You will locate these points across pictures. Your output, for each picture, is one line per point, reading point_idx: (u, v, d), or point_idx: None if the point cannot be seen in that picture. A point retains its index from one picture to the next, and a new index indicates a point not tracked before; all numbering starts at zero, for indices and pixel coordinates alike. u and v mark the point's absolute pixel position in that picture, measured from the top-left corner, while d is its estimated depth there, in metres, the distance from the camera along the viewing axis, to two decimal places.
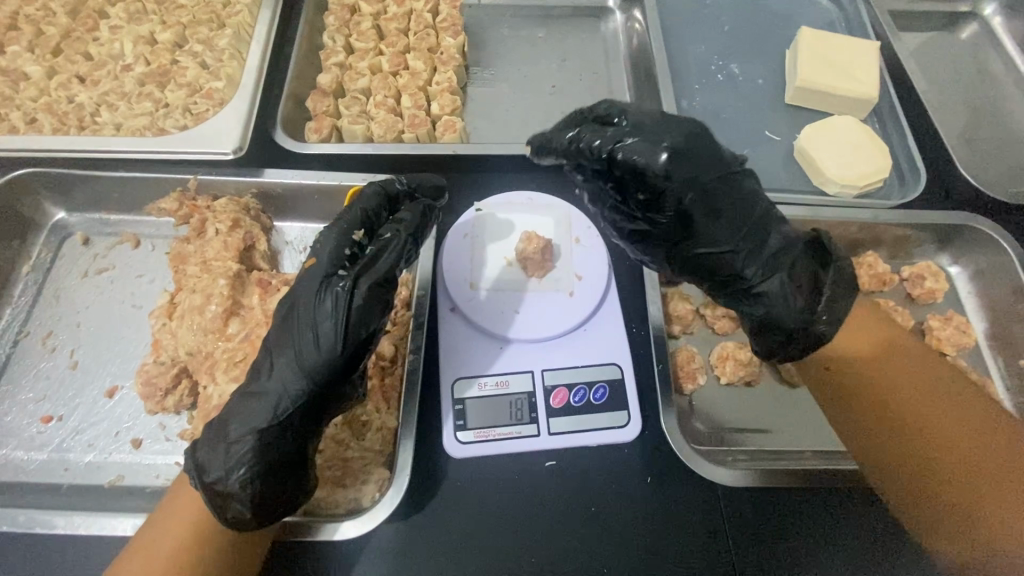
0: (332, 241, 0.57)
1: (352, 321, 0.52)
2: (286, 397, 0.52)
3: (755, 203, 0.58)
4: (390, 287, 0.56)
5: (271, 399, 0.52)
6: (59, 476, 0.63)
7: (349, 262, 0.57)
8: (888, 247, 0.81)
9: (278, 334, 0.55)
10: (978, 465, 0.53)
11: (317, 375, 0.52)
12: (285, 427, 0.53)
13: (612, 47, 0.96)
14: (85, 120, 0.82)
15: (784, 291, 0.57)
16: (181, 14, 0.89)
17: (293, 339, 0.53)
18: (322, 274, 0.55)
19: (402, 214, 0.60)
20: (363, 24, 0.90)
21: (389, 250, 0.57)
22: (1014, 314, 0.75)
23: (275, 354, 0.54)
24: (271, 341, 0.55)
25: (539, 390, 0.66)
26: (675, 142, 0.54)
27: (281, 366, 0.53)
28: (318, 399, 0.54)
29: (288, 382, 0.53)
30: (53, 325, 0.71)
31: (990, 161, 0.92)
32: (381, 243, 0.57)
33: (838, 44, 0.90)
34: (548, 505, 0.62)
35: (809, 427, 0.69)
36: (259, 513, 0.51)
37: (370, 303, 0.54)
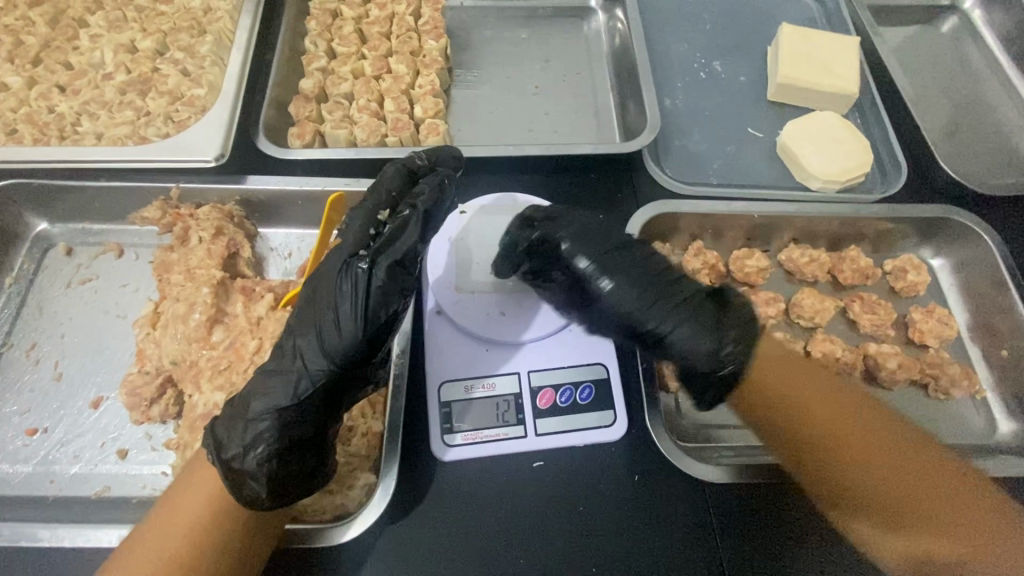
0: (356, 224, 0.57)
1: (370, 301, 0.51)
2: (307, 377, 0.52)
3: (653, 264, 0.66)
4: (409, 267, 0.53)
5: (291, 378, 0.52)
6: (45, 488, 0.63)
7: (369, 242, 0.55)
8: (871, 241, 0.82)
9: (303, 313, 0.54)
10: (921, 488, 0.58)
11: (338, 357, 0.51)
12: (308, 405, 0.52)
13: (595, 47, 0.97)
14: (66, 129, 0.81)
15: (694, 334, 0.62)
16: (162, 21, 0.89)
17: (317, 317, 0.53)
18: (347, 255, 0.55)
19: (421, 189, 0.58)
20: (345, 28, 0.90)
21: (407, 228, 0.54)
22: (996, 306, 0.76)
23: (300, 330, 0.53)
24: (298, 320, 0.54)
25: (526, 391, 0.66)
26: (573, 227, 0.67)
27: (305, 343, 0.52)
28: (342, 378, 0.52)
29: (309, 361, 0.52)
30: (37, 337, 0.71)
31: (971, 154, 0.93)
32: (399, 220, 0.55)
33: (818, 40, 0.91)
34: (537, 505, 0.62)
35: None
36: (274, 492, 0.51)
37: (388, 281, 0.52)
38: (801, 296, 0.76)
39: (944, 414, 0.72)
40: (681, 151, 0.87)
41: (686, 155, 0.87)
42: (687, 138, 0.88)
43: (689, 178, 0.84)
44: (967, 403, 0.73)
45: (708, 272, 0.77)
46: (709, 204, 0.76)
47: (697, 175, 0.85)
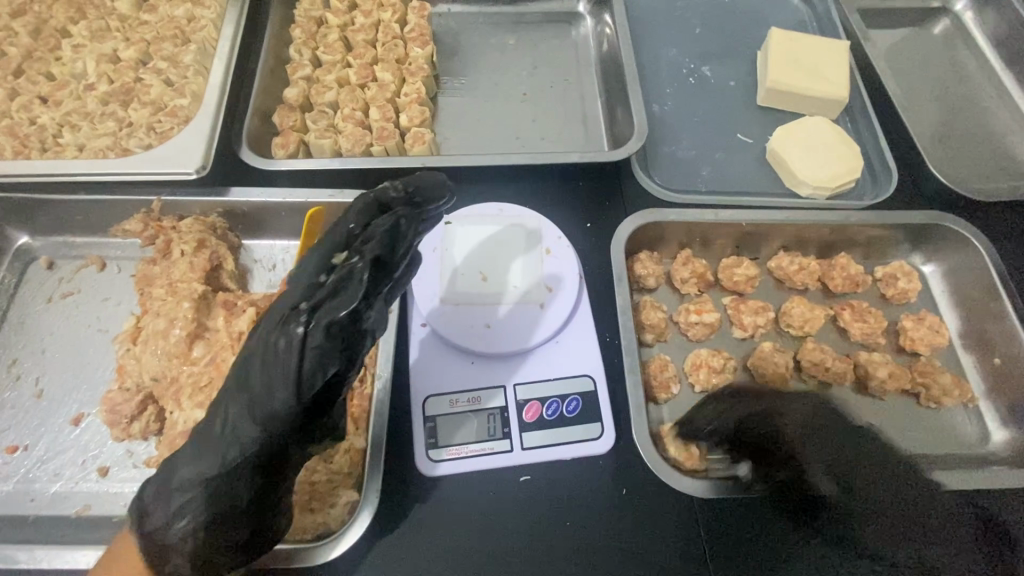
0: (306, 265, 0.48)
1: (302, 376, 0.45)
2: (234, 449, 0.48)
3: None
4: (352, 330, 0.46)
5: (218, 447, 0.48)
6: (25, 507, 0.62)
7: (314, 292, 0.47)
8: (861, 248, 0.81)
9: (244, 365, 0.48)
10: None
11: (270, 428, 0.47)
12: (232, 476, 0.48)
13: (583, 53, 0.96)
14: (47, 141, 0.80)
15: None
16: (145, 30, 0.88)
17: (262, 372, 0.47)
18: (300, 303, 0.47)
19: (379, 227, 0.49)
20: (329, 37, 0.89)
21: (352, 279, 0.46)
22: (987, 312, 0.75)
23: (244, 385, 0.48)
24: (246, 365, 0.48)
25: (512, 405, 0.65)
26: None
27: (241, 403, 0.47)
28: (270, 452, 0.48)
29: (239, 430, 0.48)
30: (17, 352, 0.70)
31: (961, 157, 0.92)
32: (347, 269, 0.47)
33: (807, 45, 0.90)
34: (522, 521, 0.61)
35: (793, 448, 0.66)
36: (199, 564, 0.50)
37: (328, 349, 0.45)
38: (790, 305, 0.76)
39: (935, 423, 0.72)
40: (670, 158, 0.86)
41: (674, 162, 0.86)
42: (676, 144, 0.88)
43: (677, 186, 0.84)
44: (959, 411, 0.73)
45: (697, 280, 0.76)
46: (695, 213, 0.76)
47: (685, 182, 0.84)
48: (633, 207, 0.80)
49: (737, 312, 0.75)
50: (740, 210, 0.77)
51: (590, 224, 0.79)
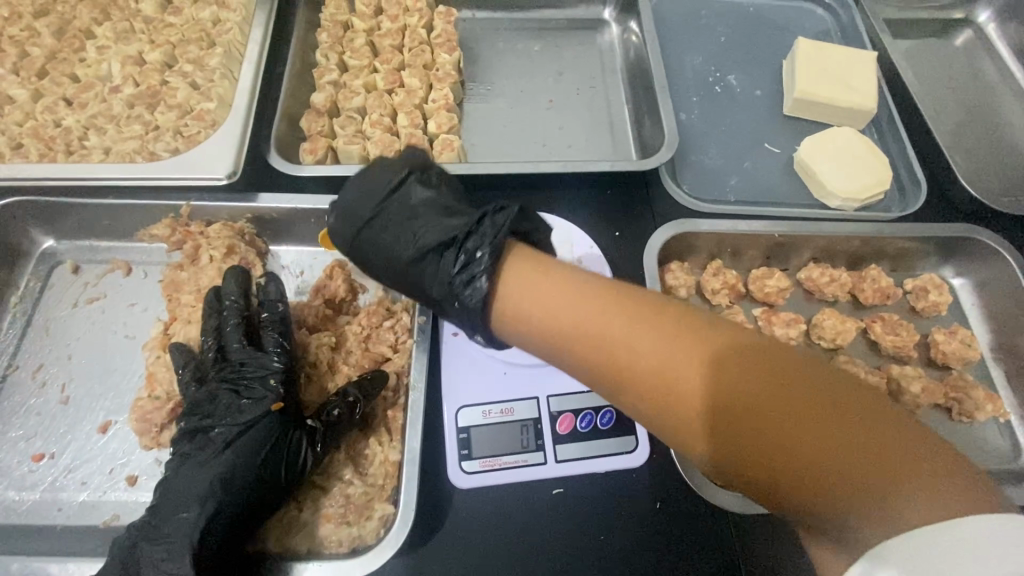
0: (237, 338, 0.64)
1: (264, 438, 0.58)
2: (242, 476, 0.56)
3: None
4: (457, 252, 0.55)
5: (221, 474, 0.56)
6: (53, 516, 0.61)
7: (254, 367, 0.62)
8: (890, 260, 0.81)
9: (246, 380, 0.62)
10: None
11: (261, 468, 0.57)
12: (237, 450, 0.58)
13: (609, 60, 0.95)
14: (73, 144, 0.80)
15: None
16: (170, 33, 0.87)
17: (248, 381, 0.62)
18: (278, 333, 0.65)
19: (363, 228, 0.60)
20: (356, 41, 0.89)
21: (403, 250, 0.58)
22: (1019, 326, 0.75)
23: (241, 391, 0.61)
24: (241, 384, 0.62)
25: (545, 416, 0.65)
26: None
27: (243, 405, 0.60)
28: (277, 429, 0.59)
29: (235, 461, 0.57)
30: (43, 358, 0.69)
31: (987, 170, 0.92)
32: (397, 273, 0.59)
33: (836, 55, 0.90)
34: (556, 535, 0.61)
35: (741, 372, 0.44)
36: None
37: (447, 297, 0.55)
38: (822, 317, 0.75)
39: (966, 437, 0.72)
40: (698, 167, 0.86)
41: (702, 172, 0.86)
42: (704, 154, 0.87)
43: (705, 196, 0.83)
44: (990, 426, 0.72)
45: (727, 291, 0.76)
46: (728, 223, 0.75)
47: (714, 193, 0.84)
48: (662, 217, 0.79)
49: (768, 323, 0.75)
50: (772, 221, 0.77)
51: (619, 233, 0.78)
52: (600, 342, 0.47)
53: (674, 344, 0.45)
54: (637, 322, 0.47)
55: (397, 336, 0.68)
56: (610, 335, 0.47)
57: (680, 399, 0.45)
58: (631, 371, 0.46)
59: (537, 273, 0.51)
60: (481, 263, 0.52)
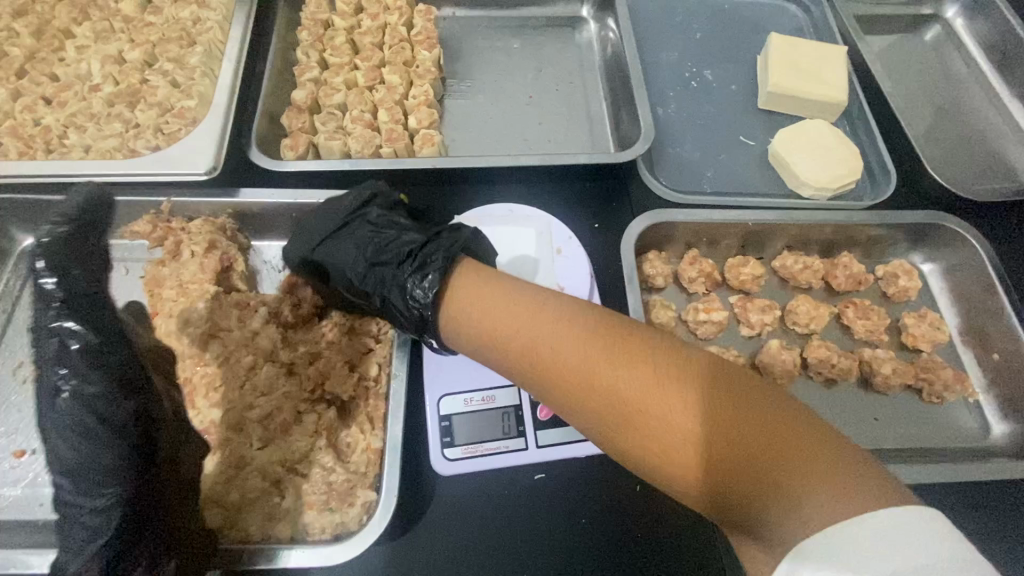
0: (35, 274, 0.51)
1: (74, 411, 0.48)
2: (103, 460, 0.48)
3: None
4: (414, 263, 0.59)
5: (86, 462, 0.48)
6: (34, 512, 0.61)
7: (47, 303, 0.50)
8: (862, 247, 0.83)
9: (76, 304, 0.50)
10: None
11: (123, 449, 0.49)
12: (128, 395, 0.50)
13: (588, 57, 0.97)
14: (52, 142, 0.80)
15: None
16: (150, 32, 0.88)
17: (42, 306, 0.50)
18: (69, 233, 0.53)
19: (326, 250, 0.64)
20: (337, 39, 0.89)
21: (362, 259, 0.62)
22: (985, 310, 0.77)
23: (55, 313, 0.50)
24: (65, 302, 0.50)
25: (526, 403, 0.65)
26: None
27: (73, 342, 0.49)
28: (78, 398, 0.49)
29: (94, 447, 0.48)
30: (25, 355, 0.69)
31: (956, 160, 0.94)
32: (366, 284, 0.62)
33: (808, 50, 0.92)
34: (537, 518, 0.62)
35: (620, 350, 0.46)
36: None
37: (411, 303, 0.57)
38: (796, 303, 0.77)
39: (936, 418, 0.74)
40: (675, 160, 0.88)
41: (679, 164, 0.87)
42: (681, 147, 0.89)
43: (683, 187, 0.85)
44: (960, 406, 0.74)
45: (705, 279, 0.78)
46: (703, 213, 0.77)
47: (690, 184, 0.85)
48: (640, 207, 0.81)
49: (744, 310, 0.77)
50: (748, 211, 0.78)
51: (599, 224, 0.80)
52: (518, 338, 0.50)
53: (571, 323, 0.48)
54: (543, 321, 0.49)
55: (379, 327, 0.69)
56: (551, 347, 0.48)
57: (621, 402, 0.44)
58: (536, 359, 0.48)
59: (481, 282, 0.54)
60: (438, 259, 0.57)
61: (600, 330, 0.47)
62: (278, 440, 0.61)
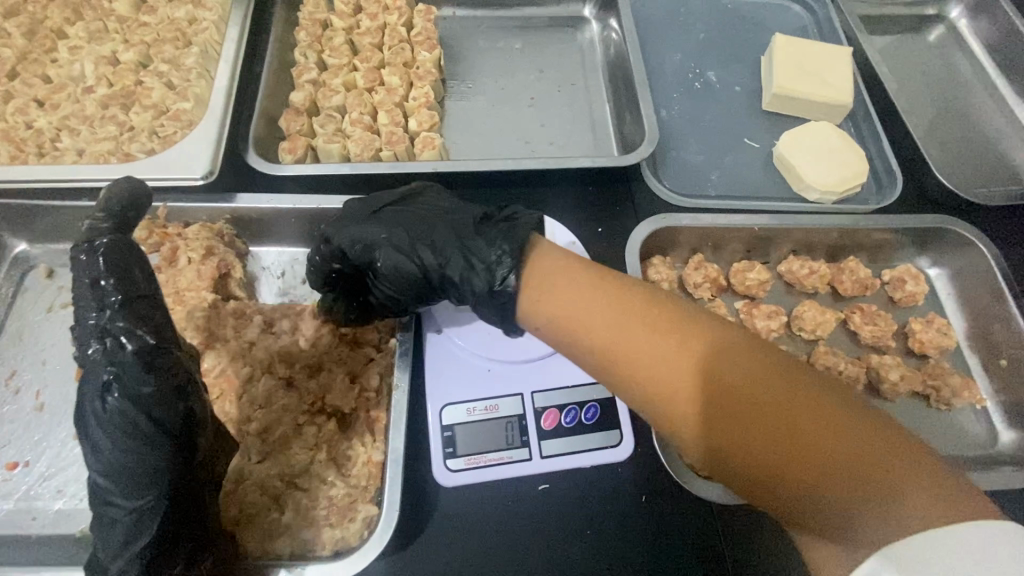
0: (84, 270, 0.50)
1: (117, 413, 0.47)
2: (141, 465, 0.47)
3: None
4: (482, 234, 0.56)
5: (127, 464, 0.47)
6: (27, 526, 0.60)
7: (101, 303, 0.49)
8: (868, 252, 0.82)
9: (131, 304, 0.49)
10: None
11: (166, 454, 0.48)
12: (178, 399, 0.49)
13: (590, 58, 0.96)
14: (45, 145, 0.78)
15: None
16: (144, 32, 0.86)
17: (96, 306, 0.49)
18: (112, 227, 0.53)
19: (371, 222, 0.59)
20: (335, 40, 0.88)
21: (417, 229, 0.58)
22: (993, 315, 0.76)
23: (108, 311, 0.49)
24: (119, 301, 0.49)
25: (530, 412, 0.64)
26: None
27: (131, 342, 0.48)
28: (125, 400, 0.47)
29: (138, 450, 0.47)
30: (17, 365, 0.68)
31: (962, 162, 0.93)
32: (415, 256, 0.57)
33: (813, 51, 0.91)
34: (541, 530, 0.61)
35: (704, 353, 0.45)
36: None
37: (483, 270, 0.54)
38: (802, 308, 0.76)
39: (944, 425, 0.73)
40: (679, 163, 0.86)
41: (683, 167, 0.86)
42: (685, 149, 0.88)
43: (687, 190, 0.84)
44: (968, 412, 0.74)
45: (710, 285, 0.77)
46: (708, 217, 0.76)
47: (694, 187, 0.84)
48: (644, 212, 0.80)
49: (750, 316, 0.76)
50: (753, 215, 0.77)
51: (602, 229, 0.78)
52: (593, 333, 0.48)
53: (653, 321, 0.47)
54: (621, 319, 0.47)
55: (380, 335, 0.68)
56: (642, 343, 0.46)
57: (707, 401, 0.43)
58: (611, 356, 0.47)
59: (556, 273, 0.52)
60: (514, 229, 0.55)
61: (682, 331, 0.46)
62: (277, 453, 0.61)
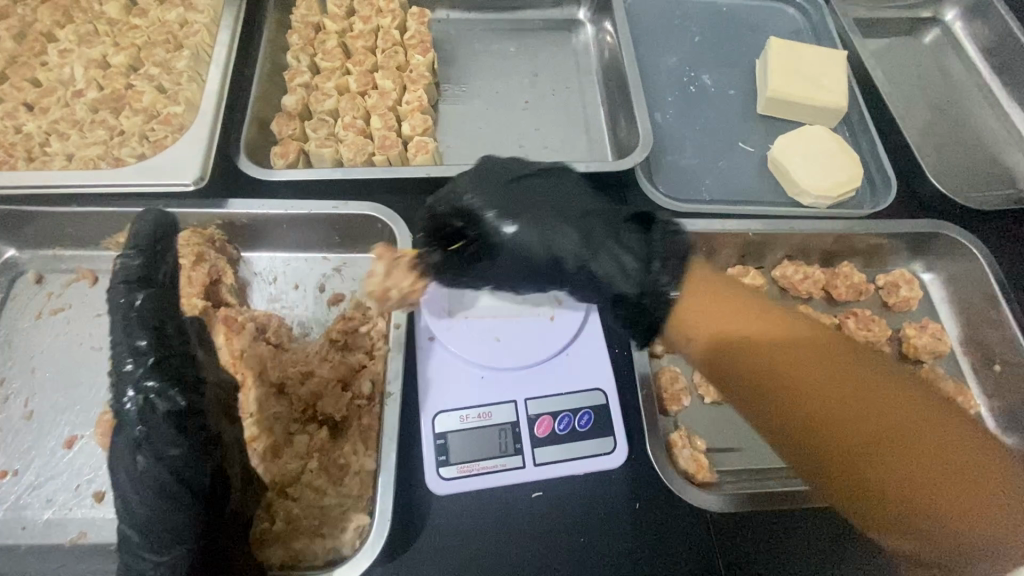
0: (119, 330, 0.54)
1: (151, 466, 0.49)
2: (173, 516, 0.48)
3: None
4: (626, 235, 0.59)
5: (159, 517, 0.48)
6: (16, 535, 0.59)
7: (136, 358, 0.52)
8: (862, 257, 0.82)
9: (164, 363, 0.53)
10: None
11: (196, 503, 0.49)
12: (209, 453, 0.51)
13: (585, 61, 0.95)
14: (34, 150, 0.77)
15: None
16: (135, 35, 0.85)
17: (131, 357, 0.52)
18: (142, 262, 0.58)
19: (514, 196, 0.60)
20: (328, 43, 0.87)
21: (562, 213, 0.59)
22: (986, 320, 0.76)
23: (143, 368, 0.52)
24: (153, 360, 0.52)
25: (523, 419, 0.64)
26: None
27: (162, 403, 0.50)
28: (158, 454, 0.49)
29: (169, 502, 0.48)
30: (5, 373, 0.67)
31: (956, 166, 0.93)
32: (559, 239, 0.58)
33: (808, 55, 0.90)
34: (533, 539, 0.60)
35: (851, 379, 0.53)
36: None
37: (628, 271, 0.58)
38: None
39: None
40: (674, 167, 0.86)
41: (678, 171, 0.86)
42: (679, 153, 0.88)
43: (682, 195, 0.83)
44: None
45: None
46: (703, 222, 0.76)
47: (689, 192, 0.84)
48: None
49: None
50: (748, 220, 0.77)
51: None
52: (758, 345, 0.55)
53: (812, 345, 0.55)
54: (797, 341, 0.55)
55: (373, 343, 0.68)
56: (796, 358, 0.54)
57: (868, 415, 0.52)
58: (752, 366, 0.55)
59: (713, 293, 0.57)
60: (657, 240, 0.59)
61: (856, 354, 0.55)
62: (268, 462, 0.60)
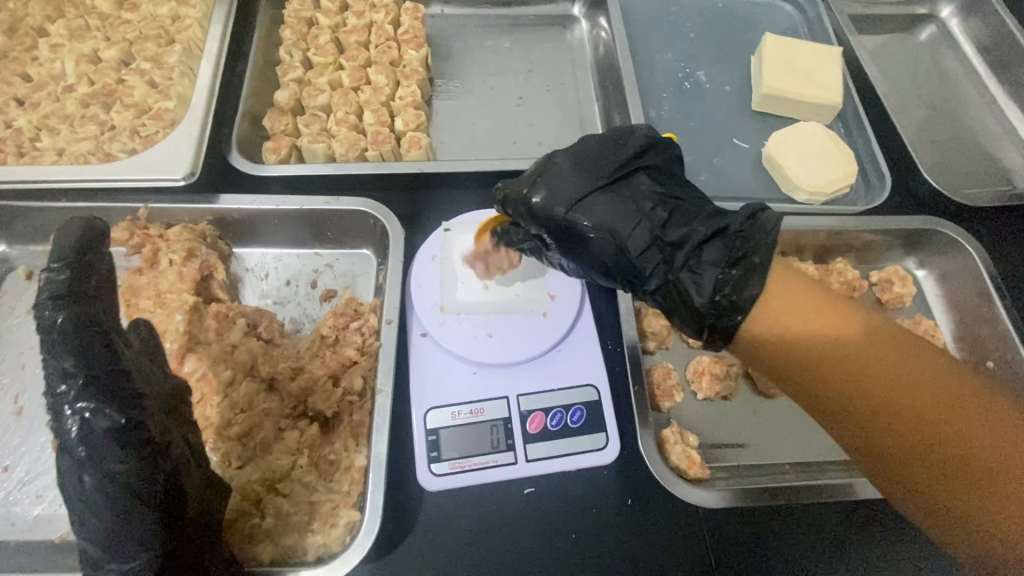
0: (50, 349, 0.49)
1: (99, 484, 0.46)
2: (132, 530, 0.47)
3: None
4: (707, 243, 0.55)
5: (116, 534, 0.46)
6: (4, 532, 0.59)
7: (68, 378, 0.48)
8: (856, 253, 0.82)
9: (98, 379, 0.48)
10: None
11: (153, 517, 0.47)
12: (160, 467, 0.48)
13: (579, 57, 0.95)
14: (24, 145, 0.77)
15: None
16: (127, 30, 0.85)
17: (63, 379, 0.48)
18: (69, 277, 0.50)
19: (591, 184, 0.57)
20: (320, 38, 0.87)
21: (635, 211, 0.56)
22: (979, 317, 0.76)
23: (76, 388, 0.47)
24: (85, 378, 0.48)
25: (515, 416, 0.64)
26: None
27: (101, 419, 0.47)
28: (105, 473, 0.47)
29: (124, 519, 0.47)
30: None
31: (951, 163, 0.93)
32: (630, 237, 0.56)
33: (803, 51, 0.90)
34: (524, 534, 0.60)
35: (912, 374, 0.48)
36: None
37: (706, 280, 0.53)
38: None
39: None
40: None
41: None
42: None
43: None
44: None
45: None
46: None
47: None
48: None
49: None
50: None
51: None
52: (811, 335, 0.49)
53: (870, 336, 0.49)
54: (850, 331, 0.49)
55: (364, 339, 0.67)
56: (855, 350, 0.48)
57: (926, 414, 0.46)
58: (809, 359, 0.49)
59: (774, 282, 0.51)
60: (750, 249, 0.53)
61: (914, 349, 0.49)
62: (258, 458, 0.60)
